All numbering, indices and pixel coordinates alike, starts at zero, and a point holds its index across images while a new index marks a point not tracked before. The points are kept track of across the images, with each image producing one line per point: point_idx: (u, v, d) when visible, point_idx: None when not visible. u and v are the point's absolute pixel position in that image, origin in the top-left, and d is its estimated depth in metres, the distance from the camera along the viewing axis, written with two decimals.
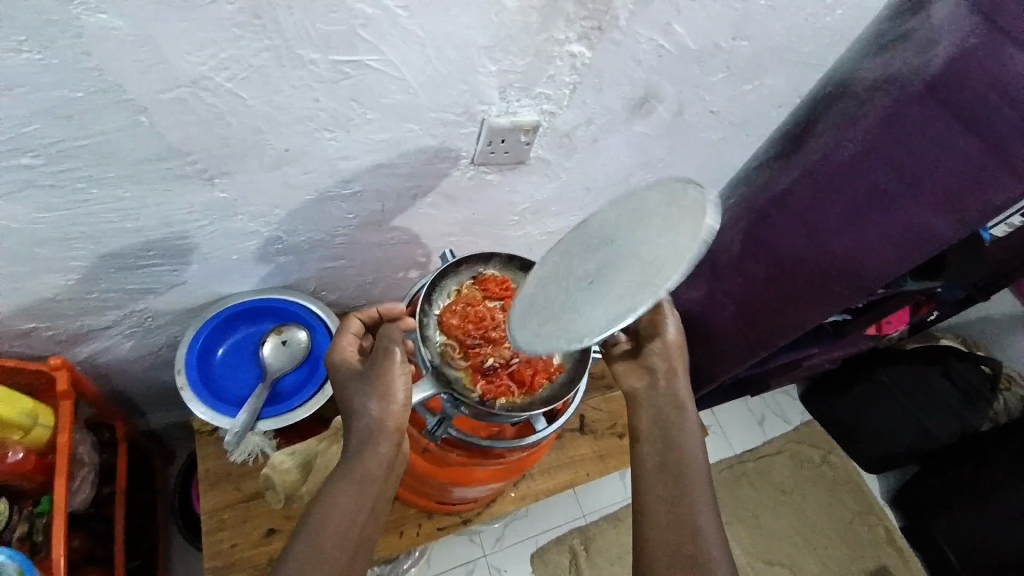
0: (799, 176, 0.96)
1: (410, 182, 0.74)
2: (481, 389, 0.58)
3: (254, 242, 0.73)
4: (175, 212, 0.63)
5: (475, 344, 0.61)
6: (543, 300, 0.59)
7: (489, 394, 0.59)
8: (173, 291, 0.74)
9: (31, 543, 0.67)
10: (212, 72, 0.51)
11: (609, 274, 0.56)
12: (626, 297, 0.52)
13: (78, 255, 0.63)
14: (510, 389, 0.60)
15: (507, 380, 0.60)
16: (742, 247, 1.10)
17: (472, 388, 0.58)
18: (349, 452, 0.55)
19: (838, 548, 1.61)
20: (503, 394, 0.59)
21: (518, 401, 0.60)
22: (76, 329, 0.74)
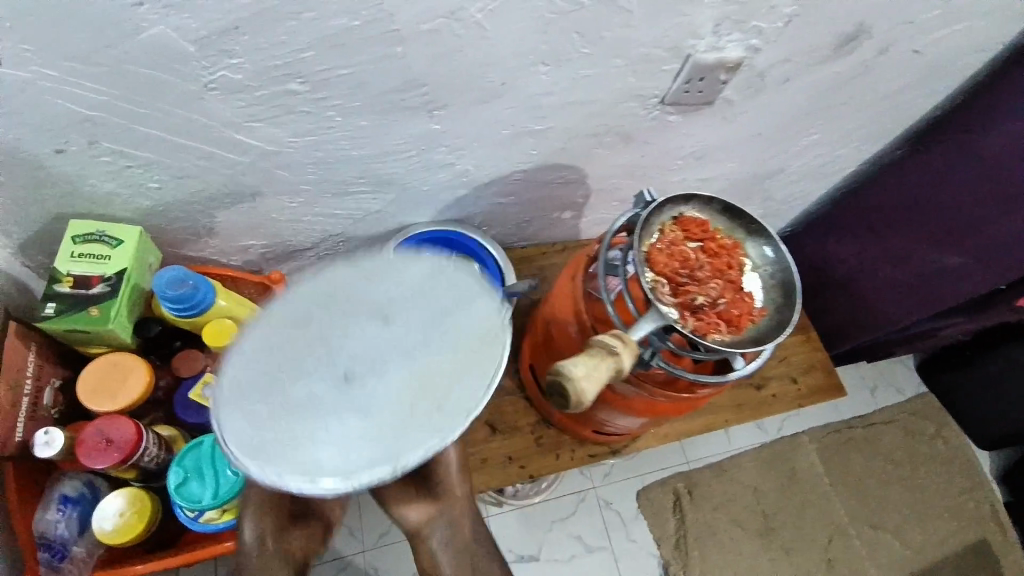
0: (955, 158, 0.95)
1: (598, 121, 0.74)
2: (692, 325, 0.58)
3: (446, 174, 0.76)
4: (394, 142, 0.67)
5: (684, 280, 0.61)
6: (275, 437, 0.39)
7: (700, 330, 0.59)
8: (367, 217, 0.81)
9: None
10: (468, 3, 0.52)
11: (382, 389, 0.41)
12: (397, 430, 0.40)
13: (307, 178, 0.69)
14: (721, 329, 0.59)
15: (716, 319, 0.60)
16: (882, 217, 1.09)
17: (683, 322, 0.58)
18: None
19: (942, 520, 1.58)
20: (712, 329, 0.59)
21: (725, 336, 0.59)
22: (284, 247, 0.82)
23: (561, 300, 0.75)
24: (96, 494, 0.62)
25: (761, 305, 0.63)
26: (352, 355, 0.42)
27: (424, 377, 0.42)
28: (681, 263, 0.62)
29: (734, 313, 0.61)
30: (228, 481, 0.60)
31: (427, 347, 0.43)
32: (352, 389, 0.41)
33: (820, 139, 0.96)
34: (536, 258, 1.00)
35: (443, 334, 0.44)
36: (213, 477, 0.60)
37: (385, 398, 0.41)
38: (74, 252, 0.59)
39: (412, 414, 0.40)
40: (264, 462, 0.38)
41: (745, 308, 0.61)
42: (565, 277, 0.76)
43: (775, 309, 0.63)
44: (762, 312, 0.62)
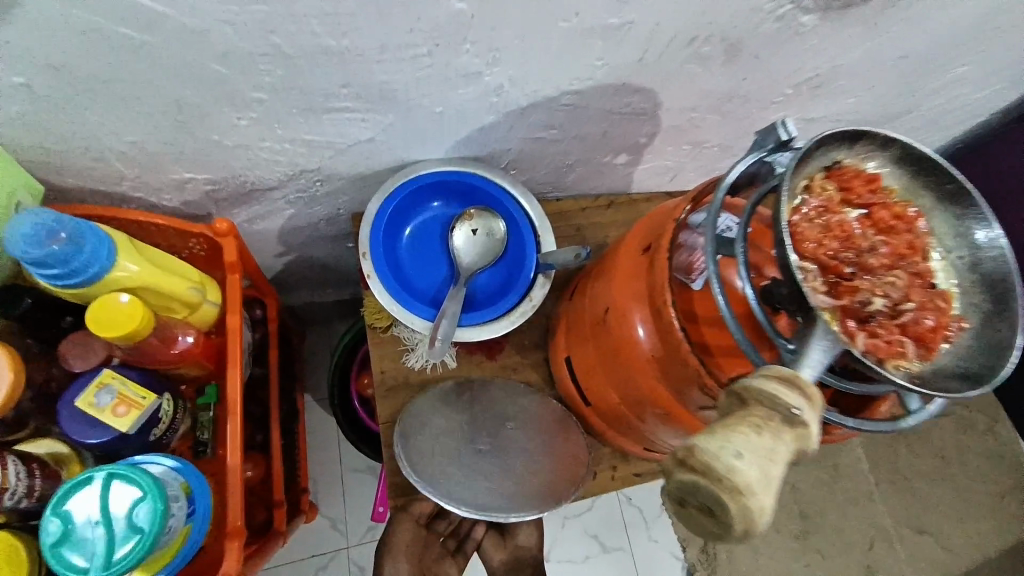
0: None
1: (700, 17, 0.49)
2: (865, 345, 0.36)
3: (469, 89, 0.52)
4: (394, 28, 0.43)
5: (851, 271, 0.38)
6: (445, 461, 0.58)
7: (873, 351, 0.37)
8: (354, 148, 0.57)
9: (196, 442, 0.53)
10: None
11: (504, 448, 0.61)
12: (515, 497, 0.57)
13: (261, 82, 0.46)
14: (904, 350, 0.38)
15: (897, 334, 0.38)
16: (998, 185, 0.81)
17: (853, 340, 0.36)
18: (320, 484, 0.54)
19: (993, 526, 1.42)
20: (890, 353, 0.37)
21: (908, 364, 0.38)
22: (238, 185, 0.59)
23: (626, 279, 0.52)
24: None
25: (954, 311, 0.41)
26: (490, 432, 0.62)
27: (533, 469, 0.60)
28: (844, 243, 0.39)
29: (921, 326, 0.39)
30: (128, 537, 0.39)
31: (537, 451, 0.62)
32: (488, 457, 0.60)
33: (971, 72, 0.71)
34: (576, 215, 0.77)
35: (547, 450, 0.62)
36: (105, 535, 0.39)
37: (499, 458, 0.60)
38: None
39: (525, 488, 0.58)
40: (436, 481, 0.55)
41: (936, 317, 0.39)
42: (632, 245, 0.53)
43: (977, 320, 0.41)
44: (958, 325, 0.40)
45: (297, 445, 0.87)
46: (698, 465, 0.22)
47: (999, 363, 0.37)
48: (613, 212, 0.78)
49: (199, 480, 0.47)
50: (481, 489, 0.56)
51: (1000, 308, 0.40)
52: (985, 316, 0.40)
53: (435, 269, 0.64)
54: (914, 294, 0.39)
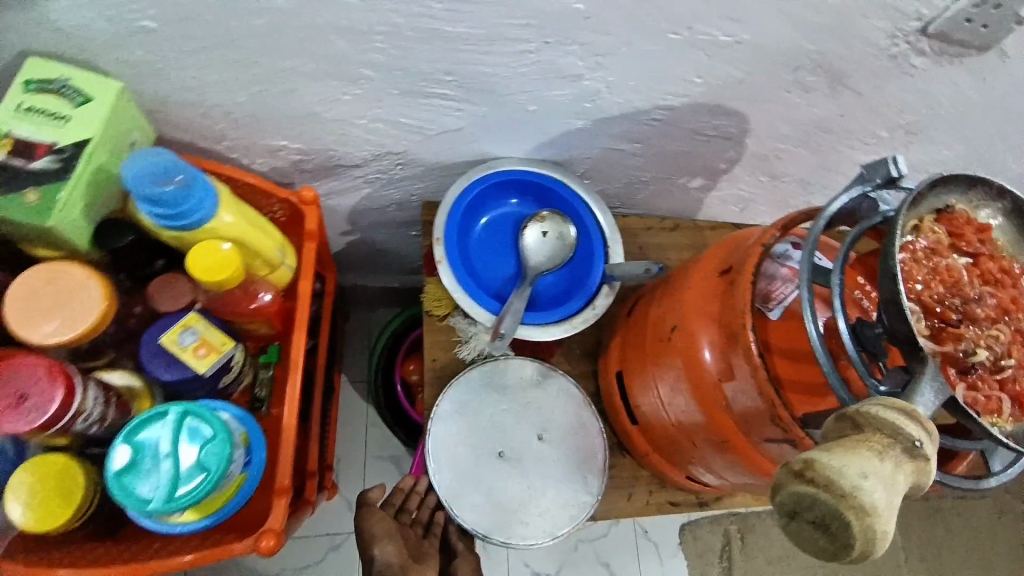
0: None
1: (810, 46, 0.49)
2: (963, 395, 0.35)
3: (565, 90, 0.53)
4: (509, 19, 0.44)
5: (952, 317, 0.37)
6: (462, 452, 0.61)
7: (969, 402, 0.35)
8: (441, 136, 0.59)
9: (254, 398, 0.54)
10: None
11: (523, 470, 0.61)
12: (509, 515, 0.59)
13: (371, 58, 0.47)
14: (1002, 408, 0.36)
15: (996, 390, 0.36)
16: None
17: (952, 387, 0.34)
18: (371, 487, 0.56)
19: None
20: (987, 407, 0.35)
21: (1004, 422, 0.36)
22: (325, 158, 0.61)
23: (699, 298, 0.51)
24: (20, 456, 0.44)
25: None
26: (521, 444, 0.62)
27: (538, 500, 0.60)
28: (947, 287, 0.38)
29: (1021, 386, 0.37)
30: (192, 476, 0.40)
31: (552, 487, 0.61)
32: (504, 464, 0.61)
33: None
34: (641, 234, 0.76)
35: (560, 495, 0.61)
36: (173, 470, 0.40)
37: (517, 477, 0.61)
38: (19, 103, 0.39)
39: (518, 515, 0.60)
40: (444, 469, 0.60)
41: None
42: (709, 265, 0.52)
43: None
44: None
45: (329, 423, 0.88)
46: (819, 478, 0.22)
47: None
48: (677, 236, 0.76)
49: (258, 431, 0.48)
50: (479, 500, 0.59)
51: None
52: None
53: (499, 265, 0.64)
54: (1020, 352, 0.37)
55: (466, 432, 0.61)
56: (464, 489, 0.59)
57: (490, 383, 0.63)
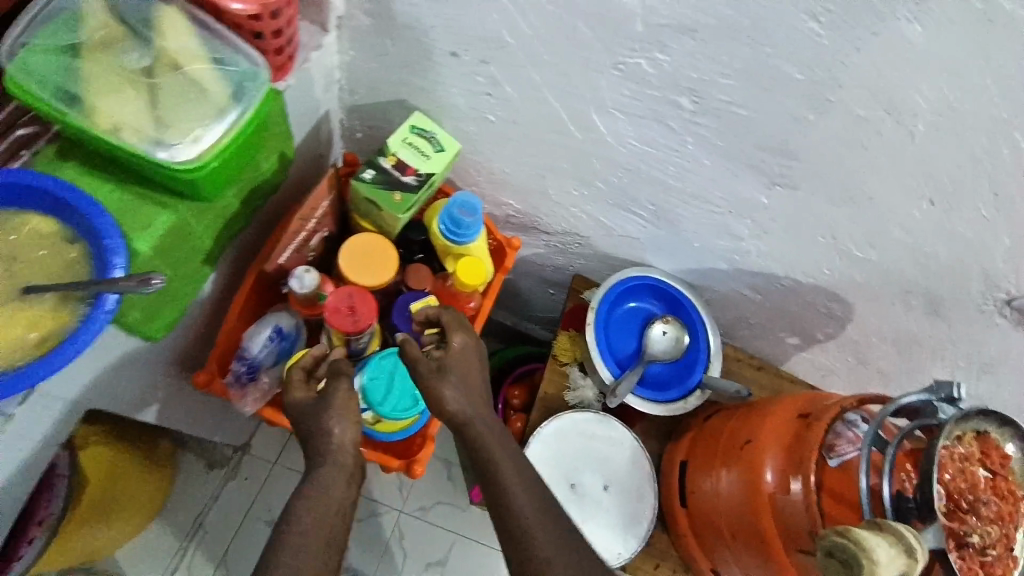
0: None
1: (921, 280, 0.65)
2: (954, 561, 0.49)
3: (727, 242, 0.71)
4: (714, 190, 0.63)
5: (961, 506, 0.51)
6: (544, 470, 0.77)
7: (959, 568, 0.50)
8: (620, 236, 0.78)
9: None
10: (923, 111, 0.47)
11: (582, 505, 0.76)
12: None
13: (609, 179, 0.67)
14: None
15: (977, 566, 0.50)
16: None
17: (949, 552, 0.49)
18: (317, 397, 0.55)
19: None
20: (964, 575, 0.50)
21: None
22: (529, 219, 0.81)
23: (778, 430, 0.65)
24: (296, 342, 0.62)
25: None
26: (589, 485, 0.77)
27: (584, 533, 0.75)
28: (966, 486, 0.52)
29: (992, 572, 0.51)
30: (404, 403, 0.62)
31: (598, 529, 0.75)
32: (571, 494, 0.76)
33: None
34: (730, 361, 0.91)
35: (601, 536, 0.75)
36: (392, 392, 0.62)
37: (576, 509, 0.76)
38: (406, 138, 0.62)
39: None
40: None
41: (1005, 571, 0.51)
42: (791, 406, 0.66)
43: None
44: None
45: None
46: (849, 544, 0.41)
47: None
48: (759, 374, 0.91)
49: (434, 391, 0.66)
50: None
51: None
52: None
53: (623, 344, 0.82)
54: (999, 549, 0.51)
55: (552, 456, 0.77)
56: None
57: (584, 429, 0.79)
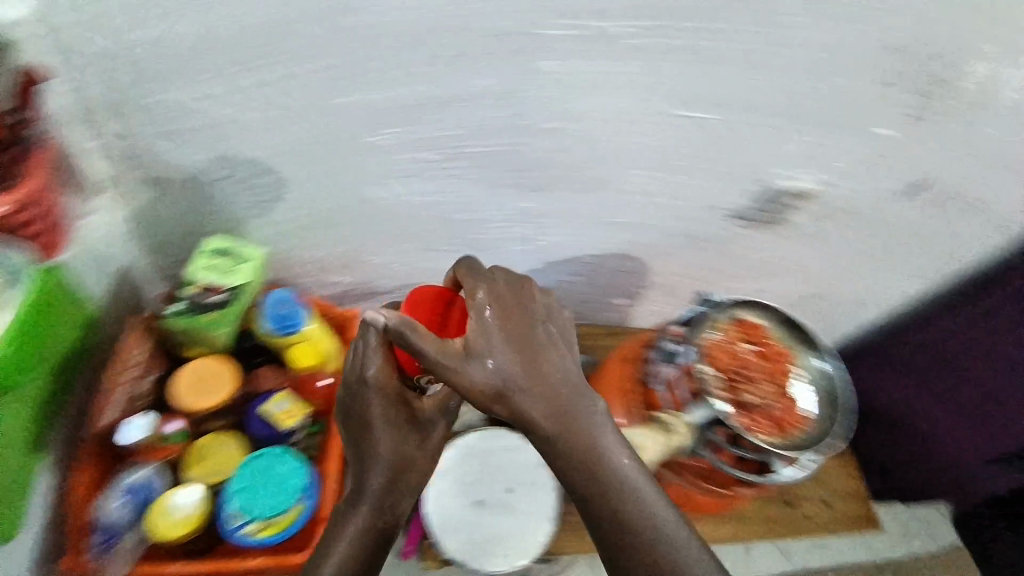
0: None
1: (675, 223, 0.81)
2: (740, 419, 0.65)
3: (527, 246, 0.83)
4: (492, 211, 0.75)
5: (734, 380, 0.68)
6: (453, 498, 0.83)
7: (747, 425, 0.66)
8: (446, 273, 0.88)
9: None
10: (588, 110, 0.62)
11: (498, 512, 0.82)
12: (481, 547, 0.80)
13: (407, 231, 0.77)
14: (767, 428, 0.66)
15: (764, 419, 0.67)
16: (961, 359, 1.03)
17: (734, 416, 0.65)
18: (356, 420, 0.61)
19: None
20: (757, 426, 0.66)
21: (768, 437, 0.65)
22: (365, 289, 0.89)
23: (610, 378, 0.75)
24: (151, 491, 0.64)
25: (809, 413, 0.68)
26: (498, 494, 0.84)
27: (507, 535, 0.81)
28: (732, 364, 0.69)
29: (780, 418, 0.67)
30: (279, 501, 0.66)
31: (520, 527, 0.82)
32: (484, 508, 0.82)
33: None
34: (585, 337, 1.04)
35: (532, 532, 0.81)
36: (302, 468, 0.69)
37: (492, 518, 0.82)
38: (205, 262, 0.67)
39: (490, 546, 0.80)
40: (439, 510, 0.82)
41: (793, 414, 0.67)
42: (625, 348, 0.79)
43: (822, 419, 0.68)
44: (805, 420, 0.68)
45: None
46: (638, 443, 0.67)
47: (814, 444, 0.65)
48: (612, 337, 1.05)
49: (312, 475, 0.69)
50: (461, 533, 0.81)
51: (831, 410, 0.68)
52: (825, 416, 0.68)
53: None
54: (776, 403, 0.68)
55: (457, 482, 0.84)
56: (451, 523, 0.81)
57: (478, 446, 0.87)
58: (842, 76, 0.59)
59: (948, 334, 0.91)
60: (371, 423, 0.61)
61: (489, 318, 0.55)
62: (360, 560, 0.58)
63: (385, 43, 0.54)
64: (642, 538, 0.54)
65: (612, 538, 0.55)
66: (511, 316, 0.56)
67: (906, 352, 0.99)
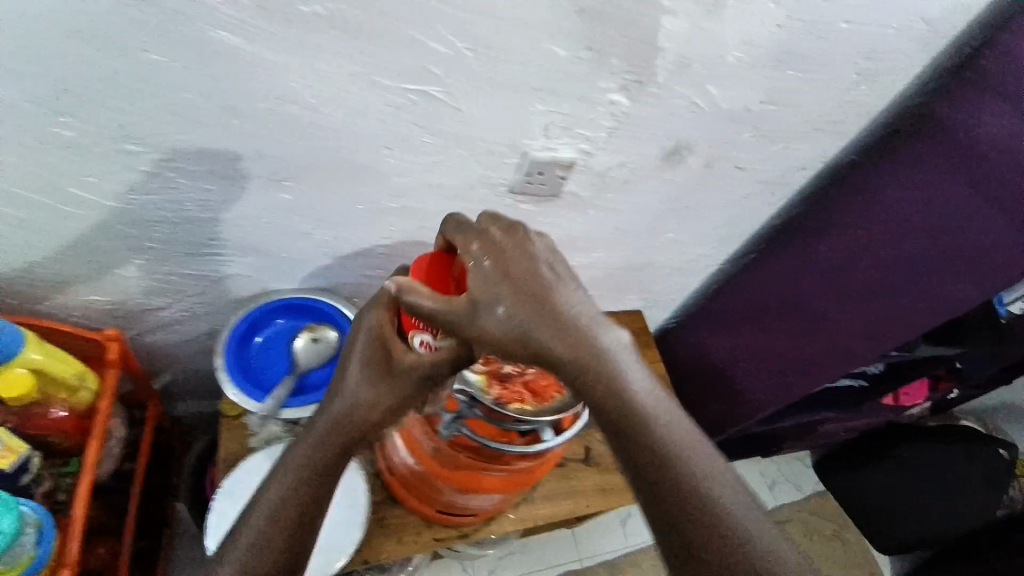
0: (825, 243, 1.02)
1: (455, 204, 0.80)
2: (496, 393, 0.63)
3: (305, 243, 0.78)
4: (244, 208, 0.70)
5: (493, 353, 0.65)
6: None
7: (503, 399, 0.63)
8: (224, 281, 0.81)
9: (56, 500, 0.78)
10: (300, 89, 0.58)
11: None
12: None
13: (152, 236, 0.71)
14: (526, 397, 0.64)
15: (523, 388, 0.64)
16: (770, 304, 1.13)
17: (488, 391, 0.62)
18: (356, 389, 0.60)
19: None
20: (514, 399, 0.64)
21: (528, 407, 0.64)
22: (134, 306, 0.81)
23: None
24: None
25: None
26: None
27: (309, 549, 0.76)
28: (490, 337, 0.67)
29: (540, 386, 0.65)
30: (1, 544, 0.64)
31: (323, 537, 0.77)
32: None
33: (677, 237, 1.07)
34: None
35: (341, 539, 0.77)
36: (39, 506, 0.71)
37: None
38: None
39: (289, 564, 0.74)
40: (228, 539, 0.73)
41: (556, 377, 0.65)
42: None
43: (586, 382, 0.69)
44: (572, 384, 0.67)
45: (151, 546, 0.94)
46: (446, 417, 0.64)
47: (578, 404, 0.64)
48: None
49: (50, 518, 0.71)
50: None
51: None
52: (589, 380, 0.68)
53: (275, 369, 0.82)
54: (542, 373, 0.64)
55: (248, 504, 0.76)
56: None
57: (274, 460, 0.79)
58: (553, 42, 0.62)
59: (833, 219, 1.00)
60: (346, 375, 0.60)
61: (492, 268, 0.55)
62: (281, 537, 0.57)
63: (17, 12, 0.47)
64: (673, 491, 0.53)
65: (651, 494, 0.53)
66: (512, 260, 0.55)
67: (784, 262, 1.09)
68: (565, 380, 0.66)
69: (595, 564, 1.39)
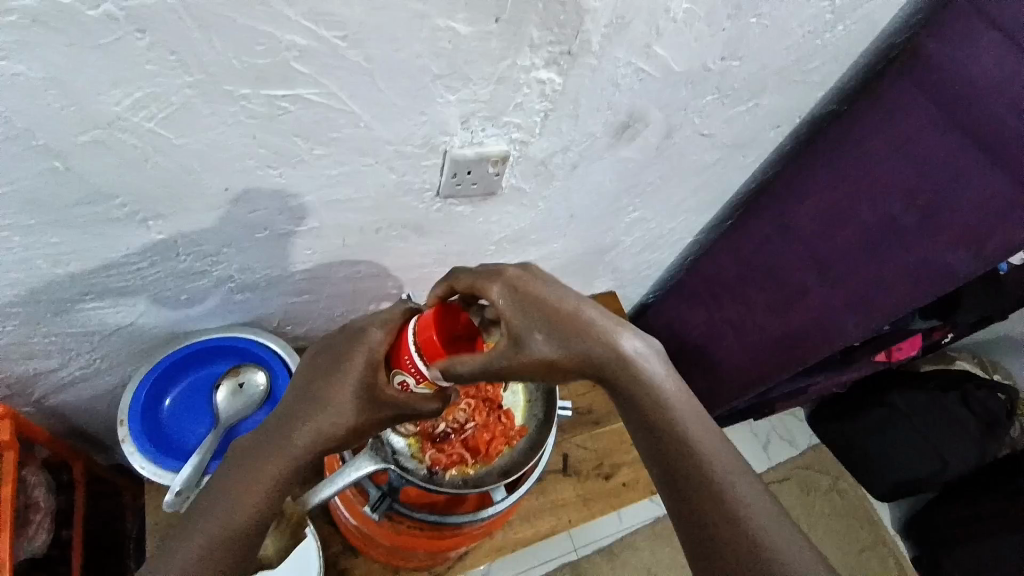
0: (805, 207, 0.92)
1: (373, 217, 0.68)
2: (429, 458, 0.63)
3: (203, 280, 0.67)
4: (113, 255, 0.58)
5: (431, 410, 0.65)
6: None
7: (439, 463, 0.64)
8: (120, 332, 0.70)
9: None
10: (129, 112, 0.46)
11: None
12: None
13: (9, 301, 0.59)
14: (464, 458, 0.65)
15: (461, 449, 0.65)
16: (747, 274, 1.04)
17: (420, 457, 0.63)
18: (332, 396, 0.54)
19: (871, 552, 1.63)
20: (454, 464, 0.64)
21: (469, 471, 0.64)
22: (23, 373, 0.70)
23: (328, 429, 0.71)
24: None
25: (522, 423, 0.69)
26: None
27: None
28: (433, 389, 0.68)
29: (484, 443, 0.66)
30: None
31: None
32: None
33: (642, 215, 0.95)
34: None
35: None
36: None
37: None
38: None
39: None
40: None
41: (498, 431, 0.67)
42: None
43: (534, 429, 0.69)
44: (519, 435, 0.68)
45: None
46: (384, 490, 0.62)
47: (528, 457, 0.65)
48: None
49: None
50: None
51: (543, 419, 0.69)
52: (537, 427, 0.68)
53: (196, 428, 0.74)
54: (489, 428, 0.66)
55: None
56: None
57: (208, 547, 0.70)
58: (450, 18, 0.49)
59: (812, 177, 0.90)
60: (339, 368, 0.55)
61: (511, 305, 0.52)
62: (223, 555, 0.49)
63: None
64: (698, 471, 0.51)
65: (670, 468, 0.52)
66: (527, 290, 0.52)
67: (760, 230, 1.00)
68: (513, 430, 0.67)
69: (591, 552, 1.35)
